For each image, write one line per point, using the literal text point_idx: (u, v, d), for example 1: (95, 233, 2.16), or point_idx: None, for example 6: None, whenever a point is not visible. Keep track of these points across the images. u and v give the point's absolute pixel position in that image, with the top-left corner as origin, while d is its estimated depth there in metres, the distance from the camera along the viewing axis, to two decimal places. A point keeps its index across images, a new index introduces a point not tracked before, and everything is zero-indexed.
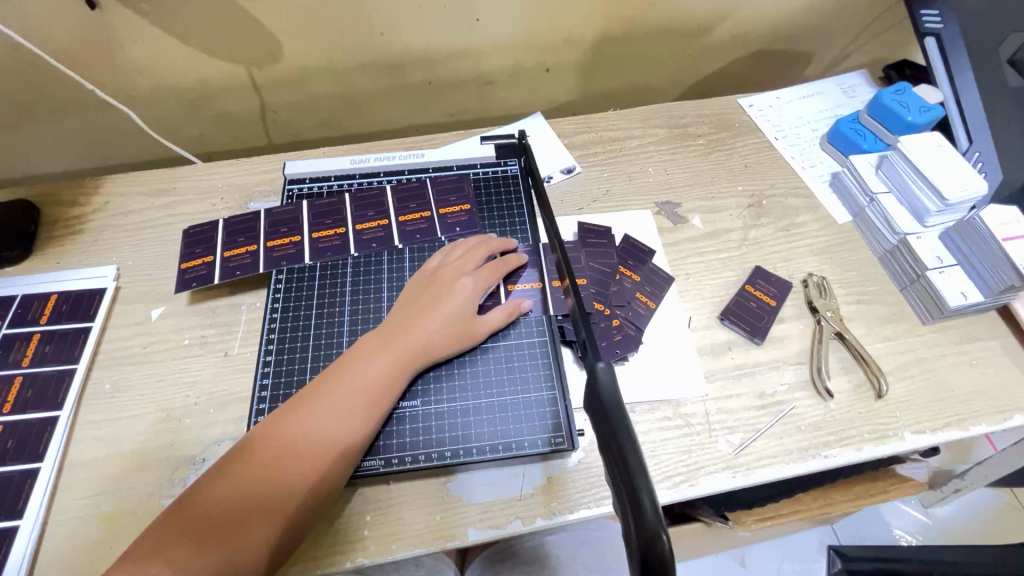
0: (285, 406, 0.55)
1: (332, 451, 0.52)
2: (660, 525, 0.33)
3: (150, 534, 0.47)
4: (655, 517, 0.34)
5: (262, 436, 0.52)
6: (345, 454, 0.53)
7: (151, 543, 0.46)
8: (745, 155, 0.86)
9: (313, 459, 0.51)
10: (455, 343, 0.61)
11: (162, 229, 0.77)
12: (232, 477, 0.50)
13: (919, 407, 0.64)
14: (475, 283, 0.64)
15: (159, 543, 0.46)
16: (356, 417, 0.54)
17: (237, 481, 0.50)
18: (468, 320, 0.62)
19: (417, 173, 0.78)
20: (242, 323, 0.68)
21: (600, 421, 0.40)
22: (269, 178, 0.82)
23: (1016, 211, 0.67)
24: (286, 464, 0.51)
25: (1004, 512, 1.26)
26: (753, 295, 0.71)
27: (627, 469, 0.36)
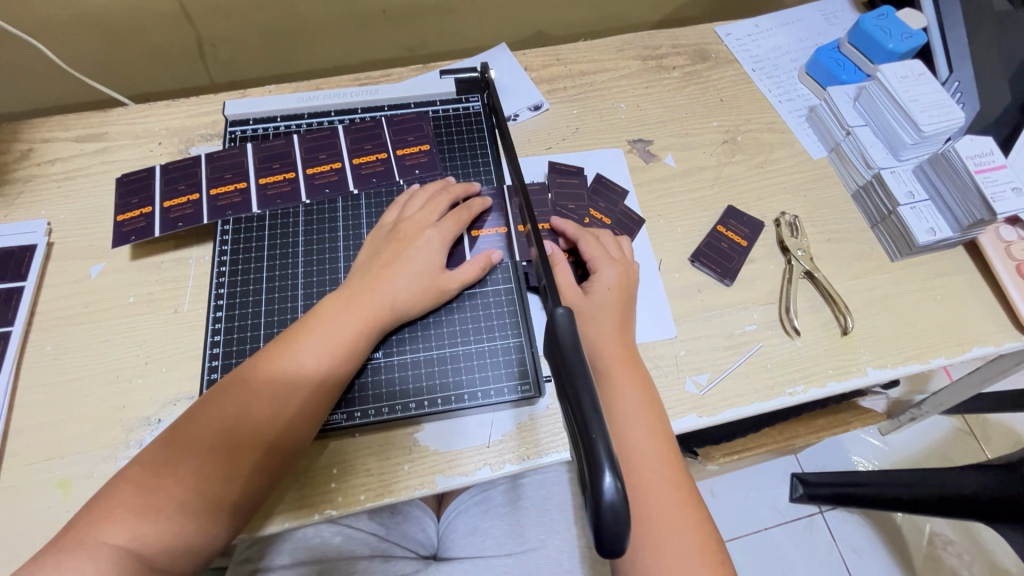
0: (244, 367, 0.52)
1: (295, 410, 0.50)
2: (611, 473, 0.33)
3: (105, 494, 0.46)
4: (607, 461, 0.33)
5: (219, 399, 0.50)
6: (306, 419, 0.51)
7: (107, 503, 0.45)
8: (721, 88, 0.82)
9: (271, 423, 0.49)
10: (422, 296, 0.57)
11: (96, 178, 0.70)
12: (190, 436, 0.48)
13: (882, 343, 0.64)
14: (439, 233, 0.60)
15: (114, 503, 0.45)
16: (319, 374, 0.52)
17: (194, 440, 0.48)
18: (435, 273, 0.58)
19: (372, 112, 0.72)
20: (190, 278, 0.64)
21: (556, 367, 0.38)
22: (210, 120, 0.75)
23: (990, 141, 0.65)
24: (244, 428, 0.48)
25: (954, 436, 1.34)
26: (724, 235, 0.70)
27: (581, 417, 0.35)
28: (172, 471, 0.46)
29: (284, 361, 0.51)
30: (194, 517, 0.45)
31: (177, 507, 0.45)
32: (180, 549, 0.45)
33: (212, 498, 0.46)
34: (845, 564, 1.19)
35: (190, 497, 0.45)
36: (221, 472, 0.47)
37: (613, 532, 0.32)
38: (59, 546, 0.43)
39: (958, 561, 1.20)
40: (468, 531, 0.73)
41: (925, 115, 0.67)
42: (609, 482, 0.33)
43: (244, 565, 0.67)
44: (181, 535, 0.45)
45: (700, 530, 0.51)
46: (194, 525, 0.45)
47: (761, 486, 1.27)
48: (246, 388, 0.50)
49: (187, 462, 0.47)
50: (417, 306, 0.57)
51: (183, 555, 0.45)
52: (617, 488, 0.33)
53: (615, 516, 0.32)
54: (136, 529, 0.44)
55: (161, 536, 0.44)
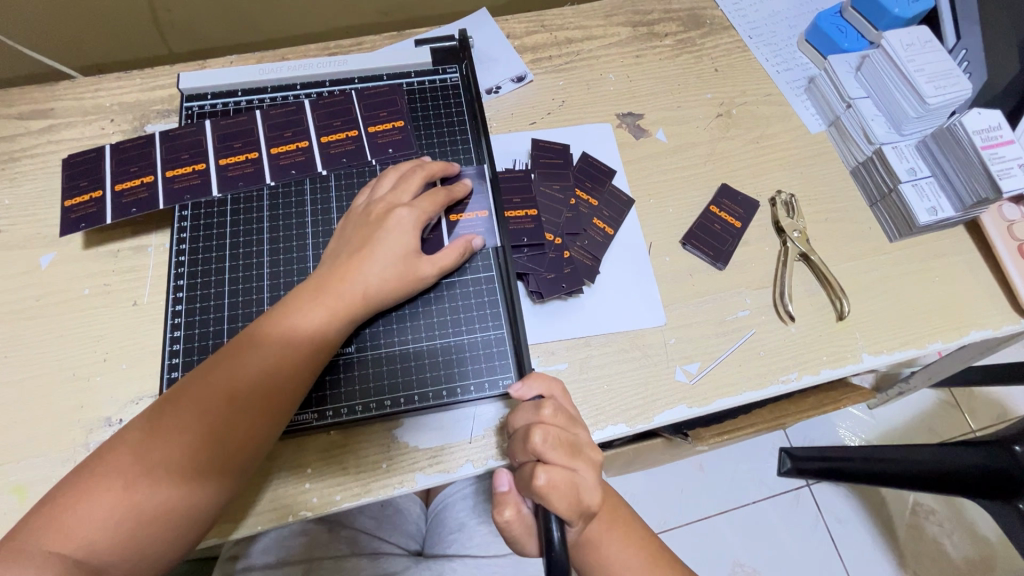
0: (216, 357, 0.49)
1: (261, 409, 0.47)
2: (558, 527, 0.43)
3: (50, 498, 0.42)
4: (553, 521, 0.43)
5: (185, 391, 0.46)
6: (279, 411, 0.48)
7: (53, 509, 0.41)
8: (716, 57, 0.77)
9: (241, 417, 0.46)
10: (397, 286, 0.53)
11: (42, 159, 0.65)
12: (144, 437, 0.44)
13: (877, 327, 0.62)
14: (413, 212, 0.55)
15: (60, 509, 0.41)
16: (285, 372, 0.48)
17: (148, 442, 0.44)
18: (410, 258, 0.54)
19: (341, 84, 0.67)
20: (149, 268, 0.60)
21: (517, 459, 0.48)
22: (166, 94, 0.69)
23: (998, 114, 0.62)
24: (211, 423, 0.45)
25: (941, 409, 1.35)
26: (717, 216, 0.66)
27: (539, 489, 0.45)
28: (124, 475, 0.43)
29: (247, 358, 0.48)
30: (150, 525, 0.42)
31: (130, 515, 0.42)
32: (135, 556, 0.42)
33: (168, 505, 0.43)
34: (831, 537, 1.21)
35: (155, 494, 0.43)
36: (178, 477, 0.44)
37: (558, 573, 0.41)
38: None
39: (940, 530, 1.22)
40: (456, 527, 0.71)
41: (931, 86, 0.63)
42: (556, 534, 0.43)
43: (228, 563, 0.65)
44: (135, 542, 0.42)
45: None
46: (149, 532, 0.42)
47: (749, 462, 1.28)
48: (206, 387, 0.46)
49: (140, 466, 0.43)
50: (391, 296, 0.53)
51: (139, 562, 0.42)
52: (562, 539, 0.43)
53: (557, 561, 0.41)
54: (85, 538, 0.41)
55: (113, 545, 0.41)
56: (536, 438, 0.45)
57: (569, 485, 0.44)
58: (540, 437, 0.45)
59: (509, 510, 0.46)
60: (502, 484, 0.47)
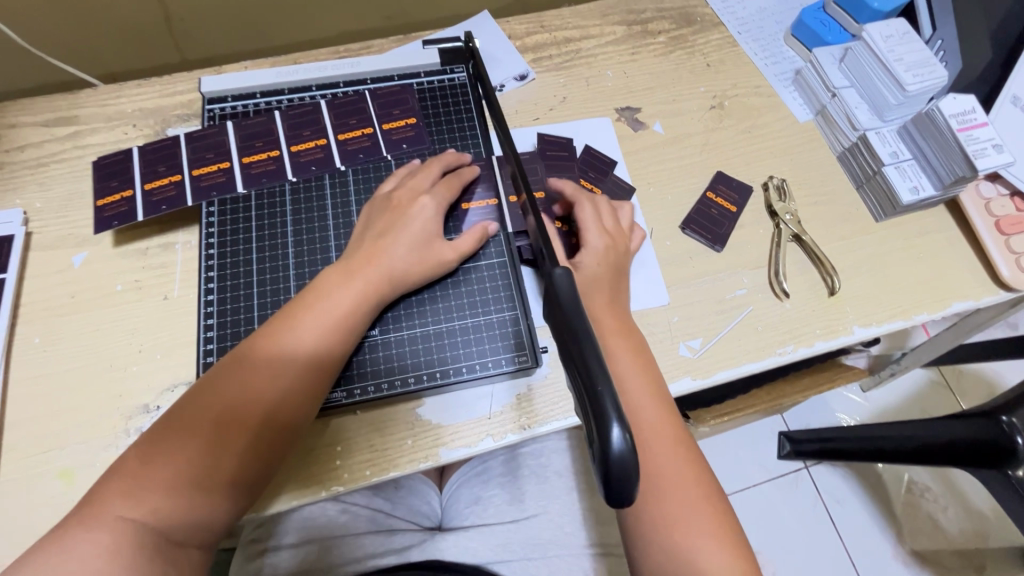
0: (240, 349, 0.51)
1: (300, 386, 0.50)
2: (619, 426, 0.31)
3: (111, 472, 0.45)
4: (615, 413, 0.31)
5: (215, 383, 0.49)
6: (308, 398, 0.51)
7: (100, 494, 0.44)
8: (707, 53, 0.81)
9: (272, 406, 0.49)
10: (420, 268, 0.57)
11: (70, 163, 0.68)
12: (194, 415, 0.47)
13: (866, 301, 0.66)
14: (433, 200, 0.59)
15: (121, 481, 0.44)
16: (318, 353, 0.52)
17: (198, 418, 0.47)
18: (433, 241, 0.58)
19: (354, 85, 0.70)
20: (179, 264, 0.63)
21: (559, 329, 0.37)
22: (186, 99, 0.72)
23: (972, 99, 0.66)
24: (242, 413, 0.48)
25: (931, 387, 1.40)
26: (714, 202, 0.70)
27: (582, 366, 0.34)
28: (167, 459, 0.45)
29: (286, 338, 0.51)
30: (203, 496, 0.45)
31: (187, 486, 0.45)
32: (185, 537, 0.45)
33: (218, 478, 0.46)
34: (829, 515, 1.25)
35: (192, 480, 0.45)
36: (227, 451, 0.47)
37: (619, 484, 0.30)
38: (73, 521, 0.43)
39: (934, 504, 1.27)
40: (471, 501, 0.73)
41: (910, 74, 0.68)
42: (617, 435, 0.31)
43: (251, 545, 0.68)
44: (182, 519, 0.44)
45: (721, 527, 0.49)
46: (204, 503, 0.45)
47: (750, 445, 1.32)
48: (250, 365, 0.50)
49: (176, 459, 0.45)
50: (416, 277, 0.57)
51: (197, 530, 0.45)
52: (625, 440, 0.31)
53: (623, 472, 0.30)
54: (148, 507, 0.44)
55: (171, 514, 0.44)
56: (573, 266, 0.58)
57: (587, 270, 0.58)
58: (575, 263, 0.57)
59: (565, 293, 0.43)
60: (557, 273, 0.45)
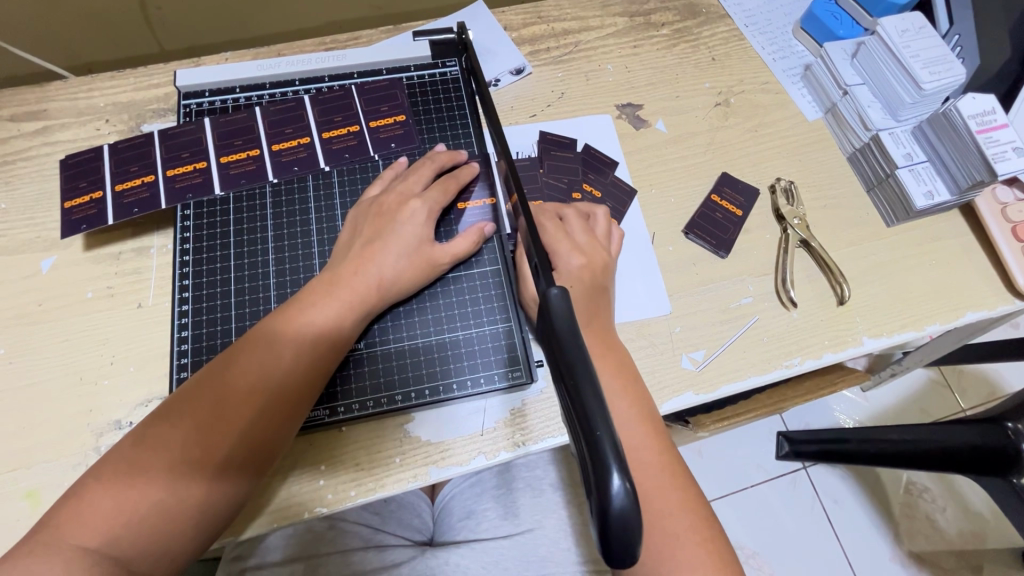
0: (223, 355, 0.49)
1: (280, 407, 0.47)
2: (621, 474, 0.29)
3: (75, 491, 0.43)
4: (614, 461, 0.29)
5: (193, 393, 0.46)
6: (290, 413, 0.48)
7: (73, 506, 0.42)
8: (712, 47, 0.77)
9: (251, 422, 0.46)
10: (409, 275, 0.54)
11: (38, 161, 0.64)
12: (164, 429, 0.45)
13: (876, 309, 0.63)
14: (425, 204, 0.56)
15: (83, 504, 0.42)
16: (301, 362, 0.48)
17: (166, 437, 0.44)
18: (423, 248, 0.55)
19: (340, 80, 0.66)
20: (153, 270, 0.60)
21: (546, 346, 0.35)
22: (162, 93, 0.68)
23: (992, 99, 0.63)
24: (219, 428, 0.45)
25: (933, 388, 1.38)
26: (719, 205, 0.67)
27: (579, 406, 0.31)
28: (142, 472, 0.43)
29: (263, 351, 0.48)
30: (171, 520, 0.43)
31: (154, 510, 0.42)
32: (156, 556, 0.42)
33: (190, 498, 0.44)
34: (829, 519, 1.23)
35: (164, 496, 0.43)
36: (199, 471, 0.44)
37: (621, 537, 0.28)
38: (25, 553, 0.40)
39: (934, 507, 1.25)
40: (464, 515, 0.71)
41: (926, 72, 0.64)
42: (618, 485, 0.28)
43: (232, 563, 0.66)
44: (154, 538, 0.42)
45: (718, 563, 0.47)
46: (173, 527, 0.43)
47: (749, 446, 1.30)
48: (222, 380, 0.47)
49: (149, 474, 0.43)
50: (406, 286, 0.54)
51: (164, 556, 0.43)
52: (626, 491, 0.28)
53: (624, 523, 0.28)
54: (111, 529, 0.41)
55: (135, 541, 0.42)
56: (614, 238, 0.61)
57: (582, 245, 0.57)
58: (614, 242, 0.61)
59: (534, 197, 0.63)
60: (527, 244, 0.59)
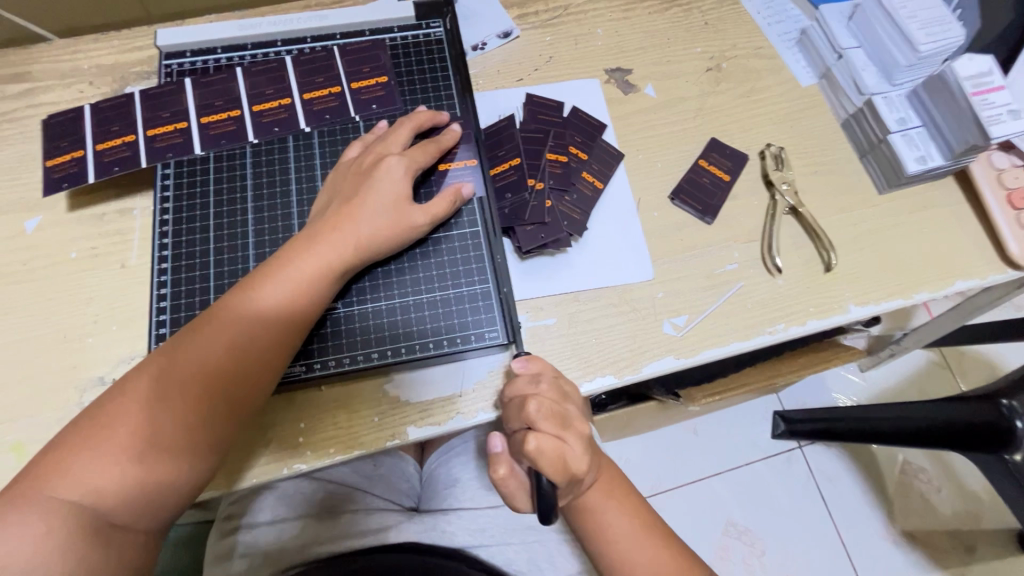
0: (200, 317, 0.48)
1: (258, 367, 0.48)
2: (547, 479, 0.48)
3: (54, 448, 0.43)
4: None
5: (170, 354, 0.46)
6: (269, 373, 0.48)
7: (51, 463, 0.42)
8: (706, 10, 0.75)
9: (229, 382, 0.46)
10: (391, 237, 0.54)
11: (22, 122, 0.64)
12: (146, 385, 0.45)
13: (864, 277, 0.63)
14: (403, 162, 0.55)
15: (61, 462, 0.42)
16: (279, 323, 0.49)
17: (145, 397, 0.45)
18: (402, 208, 0.54)
19: (322, 41, 0.65)
20: (136, 231, 0.60)
21: None
22: (145, 55, 0.68)
23: (990, 59, 0.61)
24: (196, 389, 0.45)
25: (932, 368, 1.37)
26: (706, 170, 0.66)
27: None
28: (120, 432, 0.43)
29: (240, 312, 0.48)
30: (153, 475, 0.44)
31: (133, 467, 0.43)
32: (138, 510, 0.43)
33: (170, 455, 0.44)
34: (822, 496, 1.24)
35: (144, 453, 0.43)
36: (179, 428, 0.45)
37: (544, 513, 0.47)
38: (3, 503, 0.41)
39: (928, 486, 1.25)
40: (450, 483, 0.72)
41: (923, 33, 0.63)
42: (544, 481, 0.48)
43: (226, 521, 0.69)
44: (135, 494, 0.43)
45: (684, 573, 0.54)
46: (154, 484, 0.44)
47: (744, 425, 1.30)
48: (198, 341, 0.47)
49: (127, 434, 0.43)
50: (388, 248, 0.54)
51: (146, 507, 0.44)
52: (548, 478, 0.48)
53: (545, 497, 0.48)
54: (92, 485, 0.42)
55: (117, 494, 0.43)
56: (531, 406, 0.48)
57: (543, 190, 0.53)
58: (536, 404, 0.48)
59: (502, 468, 0.51)
60: (496, 446, 0.53)
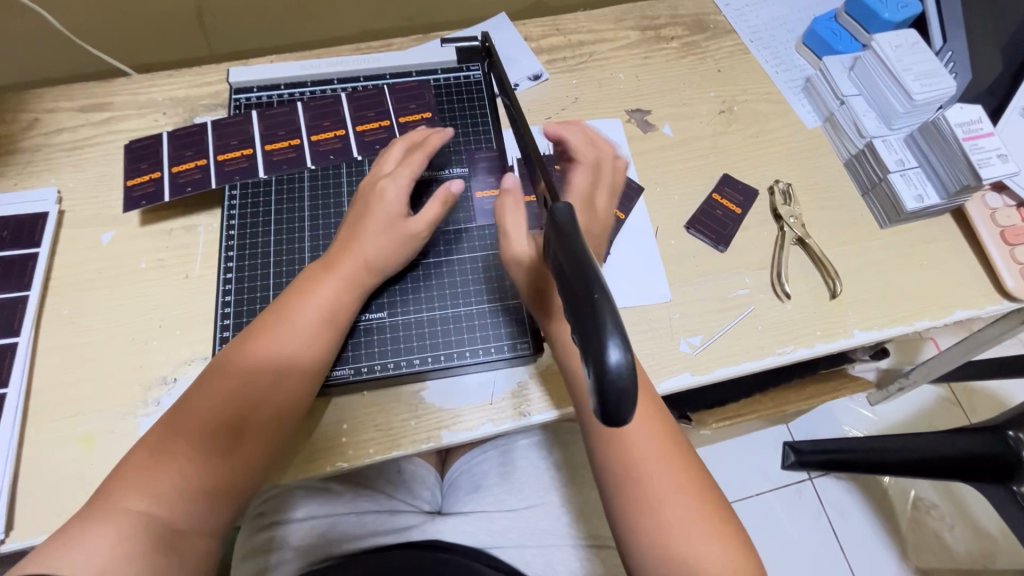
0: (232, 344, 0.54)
1: (289, 374, 0.53)
2: (617, 340, 0.30)
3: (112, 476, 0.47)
4: (610, 330, 0.30)
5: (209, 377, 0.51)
6: (299, 381, 0.53)
7: (110, 487, 0.46)
8: (718, 59, 0.83)
9: (264, 393, 0.51)
10: (397, 251, 0.59)
11: (102, 146, 0.72)
12: (186, 408, 0.50)
13: (867, 304, 0.67)
14: (397, 180, 0.60)
15: (120, 484, 0.46)
16: (308, 337, 0.54)
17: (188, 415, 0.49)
18: (404, 220, 0.59)
19: (373, 80, 0.73)
20: (200, 245, 0.66)
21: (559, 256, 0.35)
22: (214, 89, 0.76)
23: (979, 109, 0.67)
24: (235, 402, 0.50)
25: (941, 403, 1.39)
26: (719, 203, 0.72)
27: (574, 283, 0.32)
28: (172, 449, 0.48)
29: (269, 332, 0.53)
30: (205, 484, 0.48)
31: (188, 478, 0.47)
32: (197, 519, 0.47)
33: (218, 463, 0.49)
34: (831, 526, 1.25)
35: (195, 465, 0.48)
36: (224, 437, 0.49)
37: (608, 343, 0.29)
38: (74, 527, 0.44)
39: (939, 521, 1.25)
40: (471, 489, 0.75)
41: (918, 84, 0.69)
42: (617, 352, 0.29)
43: (257, 519, 0.72)
44: (193, 503, 0.47)
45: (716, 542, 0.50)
46: (208, 492, 0.48)
47: (754, 453, 1.31)
48: (234, 363, 0.52)
49: (179, 450, 0.48)
50: (396, 262, 0.59)
51: (205, 514, 0.48)
52: (625, 358, 0.30)
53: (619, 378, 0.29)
54: (153, 499, 0.46)
55: (176, 504, 0.46)
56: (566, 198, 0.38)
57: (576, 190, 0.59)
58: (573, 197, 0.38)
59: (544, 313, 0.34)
60: None
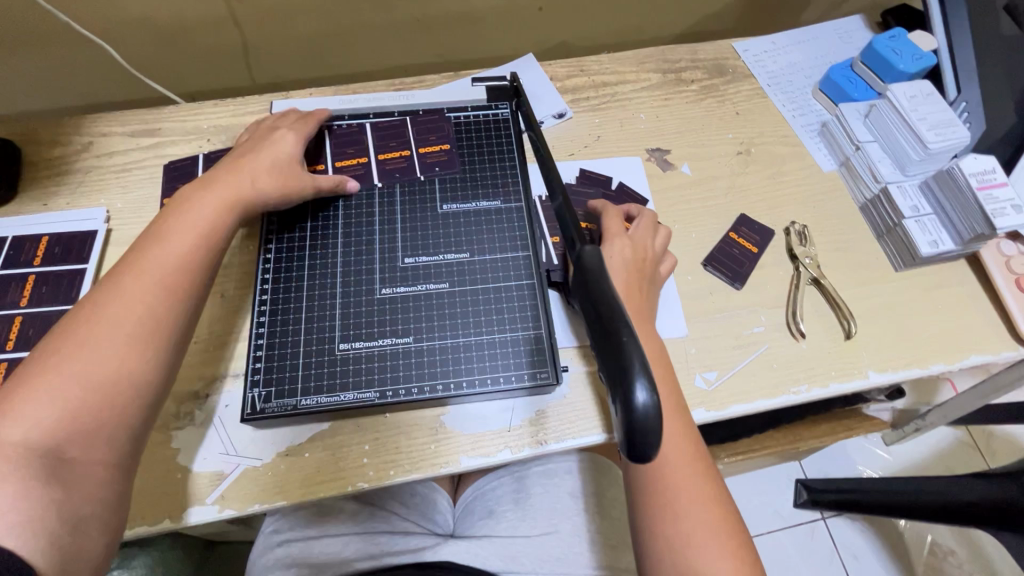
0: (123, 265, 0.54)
1: (178, 288, 0.54)
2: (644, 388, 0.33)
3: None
4: (641, 377, 0.33)
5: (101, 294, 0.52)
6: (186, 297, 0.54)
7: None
8: (736, 102, 0.86)
9: (157, 306, 0.52)
10: (277, 187, 0.63)
11: (150, 169, 0.76)
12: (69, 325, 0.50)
13: (882, 346, 0.68)
14: (292, 134, 0.68)
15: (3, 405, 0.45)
16: (186, 257, 0.55)
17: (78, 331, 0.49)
18: (290, 167, 0.65)
19: (406, 115, 0.76)
20: (237, 266, 0.69)
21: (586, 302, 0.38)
22: (256, 119, 0.80)
23: (993, 160, 0.69)
24: (124, 313, 0.51)
25: (958, 445, 1.36)
26: (736, 242, 0.74)
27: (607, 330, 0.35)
28: (57, 366, 0.47)
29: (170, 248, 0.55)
30: (93, 400, 0.47)
31: (75, 395, 0.46)
32: (84, 437, 0.46)
33: (106, 380, 0.48)
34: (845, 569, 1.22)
35: (78, 381, 0.47)
36: (114, 354, 0.49)
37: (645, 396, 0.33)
38: None
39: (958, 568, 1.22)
40: (485, 514, 0.76)
41: (932, 133, 0.71)
42: (643, 397, 0.32)
43: (272, 535, 0.73)
44: (78, 419, 0.46)
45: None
46: (98, 410, 0.47)
47: (766, 489, 1.30)
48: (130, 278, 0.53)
49: (64, 369, 0.47)
50: (274, 198, 0.63)
51: (94, 436, 0.46)
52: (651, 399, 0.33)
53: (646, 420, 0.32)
54: (39, 417, 0.44)
55: (61, 423, 0.45)
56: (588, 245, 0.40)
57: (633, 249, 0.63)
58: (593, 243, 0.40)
59: None
60: None
